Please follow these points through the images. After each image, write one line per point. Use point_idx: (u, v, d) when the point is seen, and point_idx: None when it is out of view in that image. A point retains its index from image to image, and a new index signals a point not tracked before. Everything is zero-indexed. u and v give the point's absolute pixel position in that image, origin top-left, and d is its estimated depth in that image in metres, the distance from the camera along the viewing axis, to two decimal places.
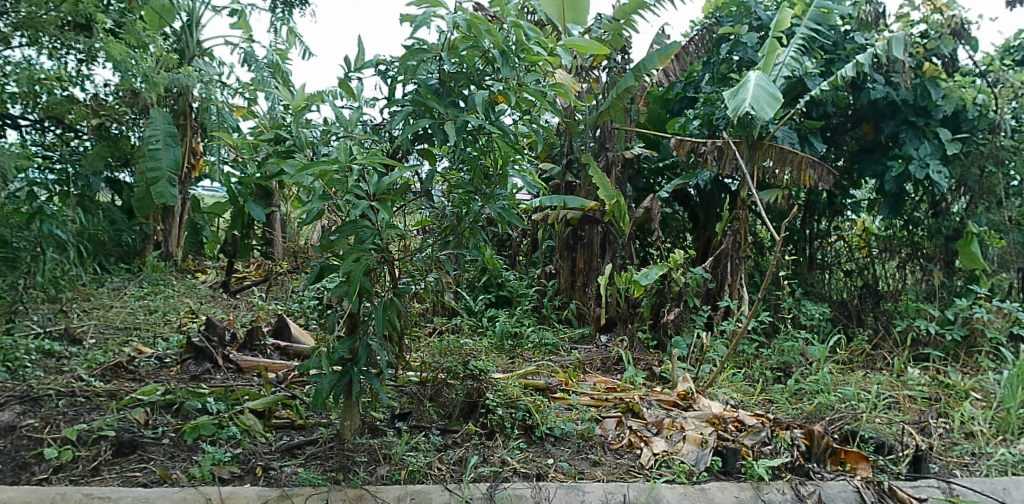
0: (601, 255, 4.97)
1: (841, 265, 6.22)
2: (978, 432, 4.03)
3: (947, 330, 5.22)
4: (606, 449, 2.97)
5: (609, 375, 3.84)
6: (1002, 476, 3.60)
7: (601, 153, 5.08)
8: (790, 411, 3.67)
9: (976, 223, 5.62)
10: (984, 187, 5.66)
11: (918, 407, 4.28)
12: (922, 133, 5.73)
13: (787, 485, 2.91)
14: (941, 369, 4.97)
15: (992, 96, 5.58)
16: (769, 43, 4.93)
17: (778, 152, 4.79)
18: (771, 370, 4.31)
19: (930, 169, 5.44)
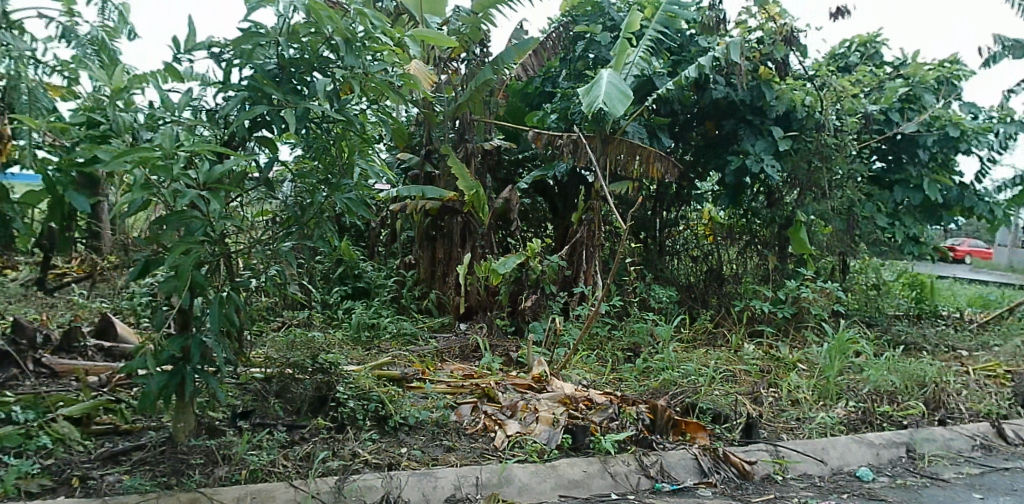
0: (461, 246, 5.06)
1: (689, 251, 6.64)
2: (802, 399, 4.50)
3: (779, 308, 5.80)
4: (461, 435, 3.03)
5: (467, 361, 3.90)
6: (821, 438, 4.08)
7: (461, 144, 5.15)
8: (638, 388, 3.94)
9: (804, 213, 6.24)
10: (811, 179, 6.25)
11: (752, 379, 4.73)
12: (758, 131, 6.29)
13: (631, 457, 3.16)
14: (772, 344, 5.50)
15: (818, 98, 6.17)
16: (621, 42, 5.12)
17: (629, 147, 5.05)
18: (622, 351, 4.58)
19: (764, 164, 6.01)
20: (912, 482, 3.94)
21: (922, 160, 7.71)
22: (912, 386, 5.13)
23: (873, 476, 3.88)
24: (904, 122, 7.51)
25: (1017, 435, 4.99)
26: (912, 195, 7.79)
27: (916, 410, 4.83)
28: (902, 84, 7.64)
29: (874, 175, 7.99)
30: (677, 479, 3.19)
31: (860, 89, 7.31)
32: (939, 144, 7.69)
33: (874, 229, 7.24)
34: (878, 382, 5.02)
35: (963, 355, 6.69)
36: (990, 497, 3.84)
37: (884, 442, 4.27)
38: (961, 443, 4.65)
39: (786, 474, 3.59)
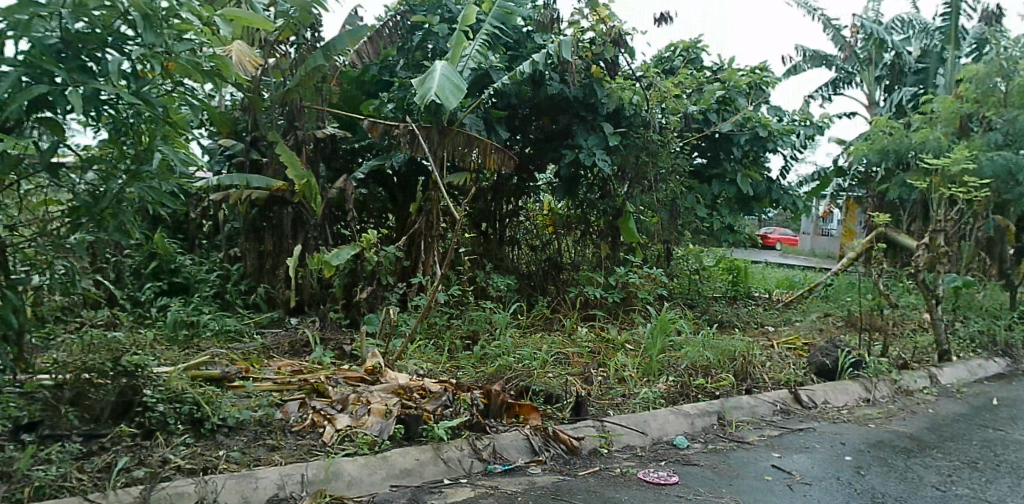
0: (293, 237, 5.03)
1: (528, 241, 6.87)
2: (628, 377, 4.85)
3: (609, 294, 6.22)
4: (286, 432, 2.96)
5: (296, 357, 3.82)
6: (643, 411, 4.43)
7: (290, 131, 5.05)
8: (474, 375, 4.09)
9: (632, 204, 6.72)
10: (639, 173, 6.72)
11: (583, 361, 5.02)
12: (590, 126, 6.63)
13: (464, 442, 3.26)
14: (603, 326, 5.89)
15: (644, 97, 6.62)
16: (457, 35, 5.18)
17: (466, 139, 5.15)
18: (460, 339, 4.70)
19: (596, 157, 6.36)
20: (722, 446, 4.41)
21: (736, 157, 8.52)
22: (724, 360, 5.67)
23: (688, 443, 4.29)
24: (720, 122, 8.25)
25: (810, 398, 5.70)
26: (727, 188, 8.58)
27: (727, 382, 5.37)
28: (719, 87, 8.37)
29: (695, 170, 8.70)
30: (509, 460, 3.37)
31: (683, 91, 7.94)
32: (750, 143, 8.36)
33: (695, 219, 7.89)
34: (695, 358, 5.50)
35: (770, 330, 7.53)
36: (785, 455, 4.48)
37: (699, 412, 4.71)
38: (764, 409, 5.25)
39: (610, 447, 3.88)
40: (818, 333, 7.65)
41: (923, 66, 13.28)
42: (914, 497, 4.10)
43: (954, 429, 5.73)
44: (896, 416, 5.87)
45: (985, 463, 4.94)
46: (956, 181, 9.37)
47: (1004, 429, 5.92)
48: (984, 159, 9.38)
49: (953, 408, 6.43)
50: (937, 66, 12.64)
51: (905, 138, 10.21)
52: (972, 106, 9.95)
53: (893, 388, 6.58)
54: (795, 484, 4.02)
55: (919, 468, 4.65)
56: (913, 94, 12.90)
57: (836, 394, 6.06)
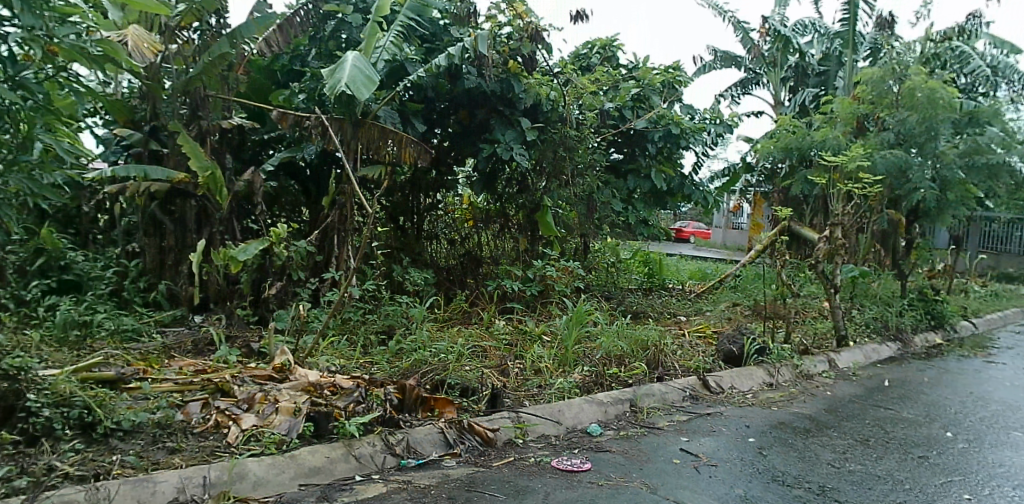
0: (197, 231, 4.91)
1: (447, 235, 6.87)
2: (544, 368, 4.95)
3: (528, 287, 6.31)
4: (188, 434, 2.88)
5: (200, 356, 3.71)
6: (558, 401, 4.54)
7: (194, 121, 4.88)
8: (389, 370, 4.09)
9: (549, 198, 6.84)
10: (556, 167, 6.84)
11: (500, 353, 5.09)
12: (508, 121, 6.66)
13: (377, 437, 3.26)
14: (521, 318, 5.98)
15: (562, 93, 6.73)
16: (371, 26, 5.10)
17: (381, 132, 5.09)
18: (375, 334, 4.68)
19: (513, 152, 6.43)
20: (634, 432, 4.58)
21: (650, 153, 8.78)
22: (637, 349, 5.85)
23: (601, 431, 4.42)
24: (635, 119, 8.48)
25: (718, 384, 5.96)
26: (642, 182, 8.83)
27: (640, 370, 5.55)
28: (634, 85, 8.59)
29: (612, 165, 8.92)
30: (423, 453, 3.39)
31: (599, 88, 8.13)
32: (663, 140, 8.61)
33: (611, 213, 8.08)
34: (609, 347, 5.66)
35: (682, 320, 7.82)
36: (693, 438, 4.69)
37: (612, 400, 4.86)
38: (675, 395, 5.46)
39: (525, 437, 3.96)
40: (726, 322, 8.02)
41: (824, 69, 14.08)
42: (811, 475, 4.41)
43: (847, 410, 6.14)
44: (796, 399, 6.23)
45: (874, 440, 5.33)
46: (852, 178, 9.99)
47: (892, 408, 6.40)
48: (878, 157, 10.03)
49: (848, 390, 6.89)
50: (836, 69, 13.60)
51: (807, 136, 10.85)
52: (867, 107, 10.75)
53: (795, 372, 6.97)
54: (702, 466, 4.24)
55: (816, 447, 4.98)
56: (814, 95, 13.80)
57: (743, 379, 6.36)
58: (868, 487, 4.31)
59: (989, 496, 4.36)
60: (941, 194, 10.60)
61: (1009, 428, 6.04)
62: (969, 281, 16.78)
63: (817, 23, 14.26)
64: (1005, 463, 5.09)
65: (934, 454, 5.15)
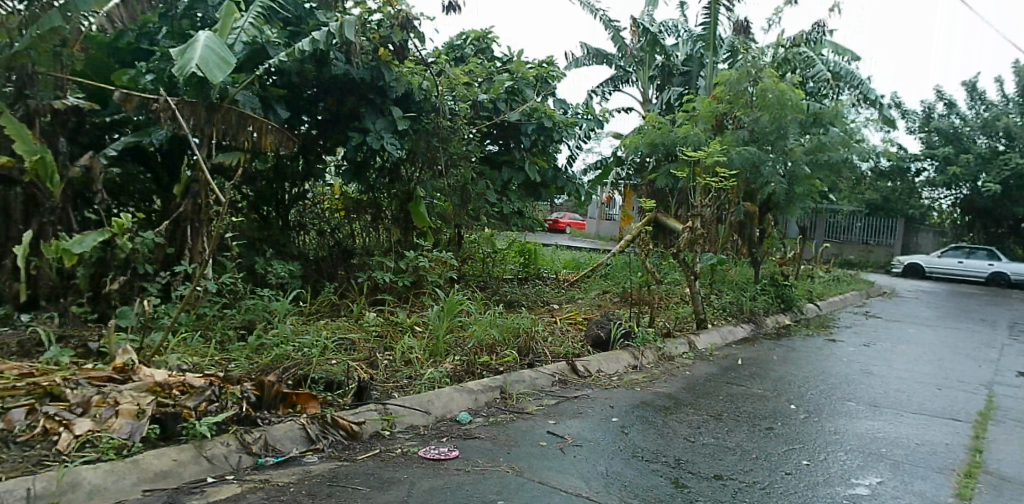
0: (24, 222, 4.49)
1: (316, 226, 6.89)
2: (414, 359, 4.96)
3: (400, 278, 6.31)
4: (10, 444, 2.69)
5: (27, 359, 3.44)
6: (428, 391, 4.56)
7: (20, 100, 4.48)
8: (247, 367, 3.97)
9: (421, 188, 6.89)
10: (429, 158, 6.86)
11: (369, 345, 5.06)
12: (379, 109, 6.60)
13: (231, 437, 3.18)
14: (392, 309, 5.98)
15: (435, 84, 6.72)
16: (227, 6, 4.87)
17: (237, 117, 4.96)
18: (234, 329, 4.55)
19: (384, 141, 6.35)
20: (503, 418, 4.68)
21: (524, 146, 8.98)
22: (509, 337, 5.98)
23: (470, 418, 4.50)
24: (509, 111, 8.62)
25: (585, 368, 6.22)
26: (515, 174, 9.01)
27: (511, 358, 5.68)
28: (508, 78, 8.73)
29: (487, 156, 9.03)
30: (282, 451, 3.33)
31: (472, 79, 8.20)
32: (536, 133, 8.81)
33: (486, 204, 8.18)
34: (481, 336, 5.74)
35: (554, 308, 8.08)
36: (561, 421, 4.87)
37: (483, 388, 4.94)
38: (544, 380, 5.63)
39: (392, 428, 3.97)
40: (596, 308, 8.39)
41: (687, 69, 14.97)
42: (668, 449, 4.71)
43: (703, 387, 6.61)
44: (657, 379, 6.62)
45: (726, 415, 5.77)
46: (711, 172, 10.71)
47: (743, 384, 6.96)
48: (733, 153, 10.80)
49: (704, 369, 7.41)
50: (698, 70, 14.50)
51: (671, 133, 11.53)
52: (724, 106, 11.61)
53: (658, 354, 7.39)
54: (568, 447, 4.42)
55: (673, 423, 5.32)
56: (679, 94, 14.64)
57: (609, 362, 6.67)
58: (719, 458, 4.67)
59: (821, 461, 4.86)
60: (789, 188, 11.60)
61: (842, 399, 6.75)
62: (815, 267, 18.47)
63: (681, 25, 15.12)
64: (835, 430, 5.68)
65: (777, 425, 5.65)
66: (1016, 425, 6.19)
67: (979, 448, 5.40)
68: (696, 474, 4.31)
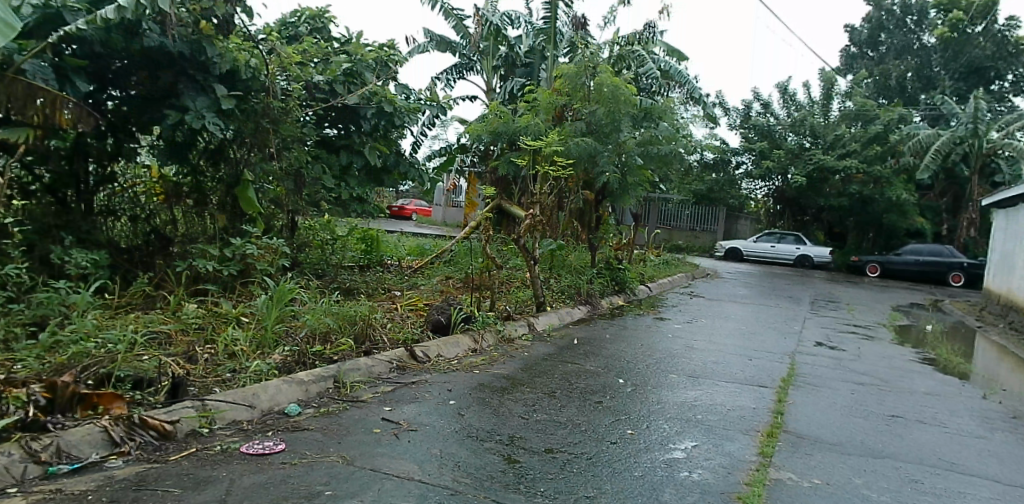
0: None
1: (129, 211, 6.41)
2: (239, 351, 4.80)
3: (225, 266, 6.03)
4: None
5: None
6: (254, 385, 4.39)
7: None
8: (38, 367, 3.67)
9: (250, 172, 6.58)
10: (259, 139, 6.52)
11: (188, 339, 4.84)
12: (201, 87, 6.17)
13: (14, 446, 3.06)
14: (216, 300, 5.74)
15: (264, 62, 6.39)
16: None
17: (26, 87, 4.56)
18: (23, 327, 4.15)
19: (205, 120, 5.96)
20: (335, 408, 4.61)
21: (364, 130, 8.80)
22: (344, 324, 5.87)
23: (299, 410, 4.39)
24: (347, 94, 8.38)
25: (424, 354, 6.25)
26: (354, 158, 8.81)
27: (346, 346, 5.60)
28: (346, 59, 8.46)
29: (325, 140, 8.76)
30: (78, 456, 3.19)
31: (307, 60, 7.90)
32: (376, 117, 8.65)
33: (323, 189, 7.94)
34: (315, 325, 5.58)
35: (395, 295, 8.04)
36: (396, 407, 4.87)
37: (314, 378, 4.83)
38: (381, 367, 5.60)
39: (212, 425, 3.81)
40: (438, 294, 8.47)
41: (529, 61, 15.44)
42: (503, 428, 4.88)
43: (540, 367, 6.90)
44: (495, 361, 6.80)
45: (559, 392, 6.07)
46: (550, 161, 11.13)
47: (577, 362, 7.35)
48: (571, 143, 11.26)
49: (542, 349, 7.74)
50: (539, 63, 14.97)
51: (512, 122, 11.84)
52: (564, 98, 12.10)
53: (497, 337, 7.60)
54: (402, 432, 4.43)
55: (509, 403, 5.50)
56: (521, 85, 15.10)
57: (449, 346, 6.74)
58: (550, 433, 4.91)
59: (643, 430, 5.27)
60: (623, 178, 12.33)
61: (665, 372, 7.36)
62: (648, 251, 19.79)
63: (524, 18, 15.50)
64: (657, 400, 6.18)
65: (606, 399, 6.04)
66: (806, 389, 7.08)
67: (780, 410, 6.12)
68: (528, 450, 4.51)
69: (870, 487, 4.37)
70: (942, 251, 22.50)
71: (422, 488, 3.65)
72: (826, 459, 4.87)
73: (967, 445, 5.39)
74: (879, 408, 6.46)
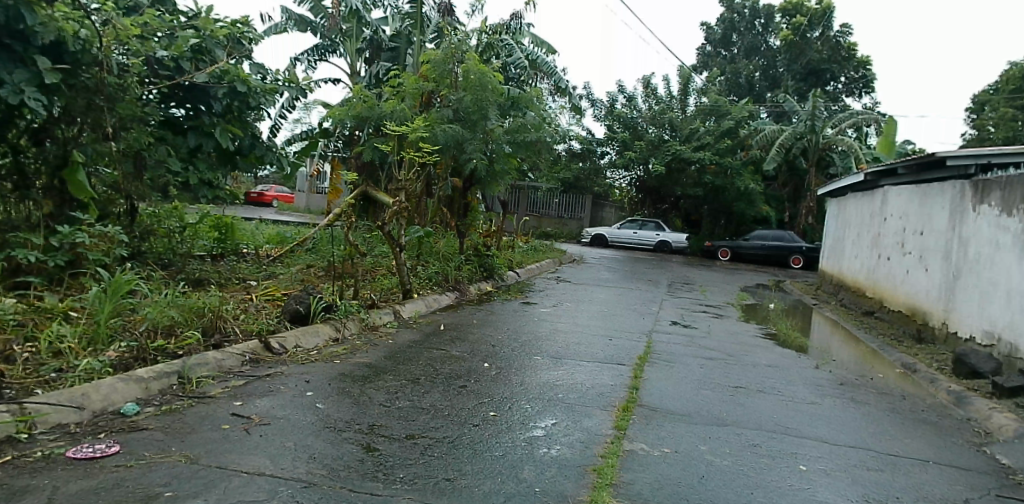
0: None
1: None
2: (66, 349, 4.50)
3: (50, 257, 5.58)
4: None
5: None
6: (83, 385, 4.12)
7: None
8: None
9: (80, 153, 6.06)
10: (91, 118, 6.01)
11: (4, 337, 4.52)
12: (20, 59, 5.62)
13: None
14: (40, 295, 5.32)
15: (96, 34, 5.89)
16: None
17: None
18: None
19: (24, 96, 5.41)
20: (178, 405, 4.38)
21: (216, 110, 8.30)
22: (190, 317, 5.57)
23: (137, 409, 4.15)
24: (194, 71, 7.85)
25: (281, 345, 6.05)
26: (204, 140, 8.30)
27: (193, 339, 5.32)
28: (193, 35, 7.91)
29: (170, 120, 8.19)
30: None
31: (147, 33, 7.34)
32: (228, 97, 8.19)
33: (168, 173, 7.43)
34: (156, 319, 5.25)
35: (250, 285, 7.72)
36: (248, 401, 4.70)
37: (155, 375, 4.56)
38: (232, 361, 5.37)
39: (32, 430, 3.62)
40: (298, 283, 8.22)
41: (394, 46, 15.24)
42: (362, 417, 4.84)
43: (405, 354, 6.89)
44: (357, 351, 6.70)
45: (423, 378, 6.10)
46: (416, 148, 11.06)
47: (442, 348, 7.42)
48: (438, 130, 11.21)
49: (407, 337, 7.72)
50: (405, 48, 14.82)
51: (377, 107, 11.63)
52: (431, 84, 12.04)
53: (360, 325, 7.50)
54: (253, 427, 4.29)
55: (370, 391, 5.46)
56: (387, 70, 14.89)
57: (308, 337, 6.57)
58: (412, 420, 4.94)
59: (505, 410, 5.44)
60: (490, 165, 12.49)
61: (529, 355, 7.60)
62: (516, 239, 20.25)
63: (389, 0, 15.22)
64: (520, 382, 6.38)
65: (470, 383, 6.15)
66: (659, 365, 7.58)
67: (635, 386, 6.52)
68: (387, 437, 4.51)
69: (713, 452, 4.78)
70: (784, 236, 24.74)
71: (274, 482, 3.57)
72: (674, 429, 5.26)
73: (796, 410, 6.02)
74: (720, 380, 7.05)
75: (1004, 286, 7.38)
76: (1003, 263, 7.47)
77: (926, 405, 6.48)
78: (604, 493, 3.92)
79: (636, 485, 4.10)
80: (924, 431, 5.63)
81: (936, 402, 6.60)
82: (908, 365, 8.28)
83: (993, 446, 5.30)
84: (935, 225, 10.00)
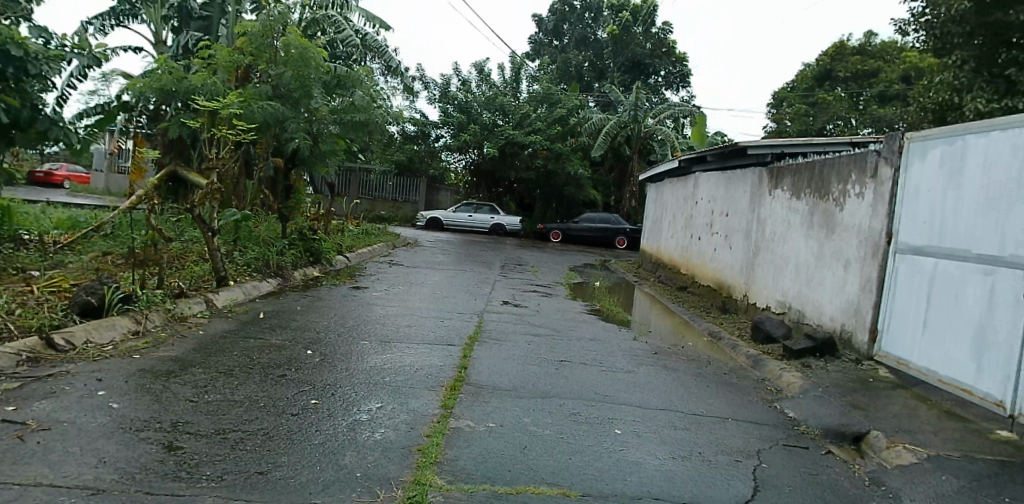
0: None
1: None
2: None
3: None
4: None
5: None
6: None
7: None
8: None
9: None
10: None
11: None
12: None
13: None
14: None
15: None
16: None
17: None
18: None
19: None
20: None
21: None
22: None
23: None
24: None
25: (67, 342, 5.49)
26: None
27: None
28: None
29: None
30: None
31: None
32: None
33: None
34: None
35: (31, 275, 6.91)
36: (23, 406, 4.26)
37: None
38: (3, 362, 4.83)
39: None
40: (90, 273, 7.45)
41: (206, 15, 14.08)
42: (165, 415, 4.53)
43: (217, 346, 6.50)
44: (162, 344, 6.23)
45: (237, 370, 5.80)
46: (230, 125, 10.30)
47: (260, 337, 7.12)
48: (256, 107, 10.57)
49: (220, 327, 7.28)
50: (219, 18, 13.77)
51: (184, 80, 10.74)
52: (248, 58, 11.24)
53: (165, 316, 6.95)
54: (29, 434, 3.89)
55: (175, 387, 5.11)
56: (197, 40, 13.75)
57: (102, 330, 6.00)
58: (223, 414, 4.69)
59: (327, 398, 5.35)
60: (315, 146, 12.08)
61: (357, 339, 7.51)
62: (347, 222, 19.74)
63: None
64: (346, 368, 6.30)
65: (291, 372, 5.95)
66: (489, 344, 7.83)
67: (463, 365, 6.70)
68: (194, 434, 4.27)
69: (536, 423, 5.07)
70: (610, 219, 26.39)
71: (54, 492, 3.29)
72: (501, 404, 5.49)
73: (617, 380, 6.52)
74: (545, 355, 7.45)
75: (794, 261, 8.50)
76: (794, 241, 8.59)
77: (728, 369, 7.27)
78: (427, 472, 4.02)
79: (460, 462, 4.24)
80: (726, 393, 6.32)
81: (736, 366, 7.44)
82: (715, 334, 9.23)
83: (783, 402, 6.05)
84: (738, 208, 11.23)
